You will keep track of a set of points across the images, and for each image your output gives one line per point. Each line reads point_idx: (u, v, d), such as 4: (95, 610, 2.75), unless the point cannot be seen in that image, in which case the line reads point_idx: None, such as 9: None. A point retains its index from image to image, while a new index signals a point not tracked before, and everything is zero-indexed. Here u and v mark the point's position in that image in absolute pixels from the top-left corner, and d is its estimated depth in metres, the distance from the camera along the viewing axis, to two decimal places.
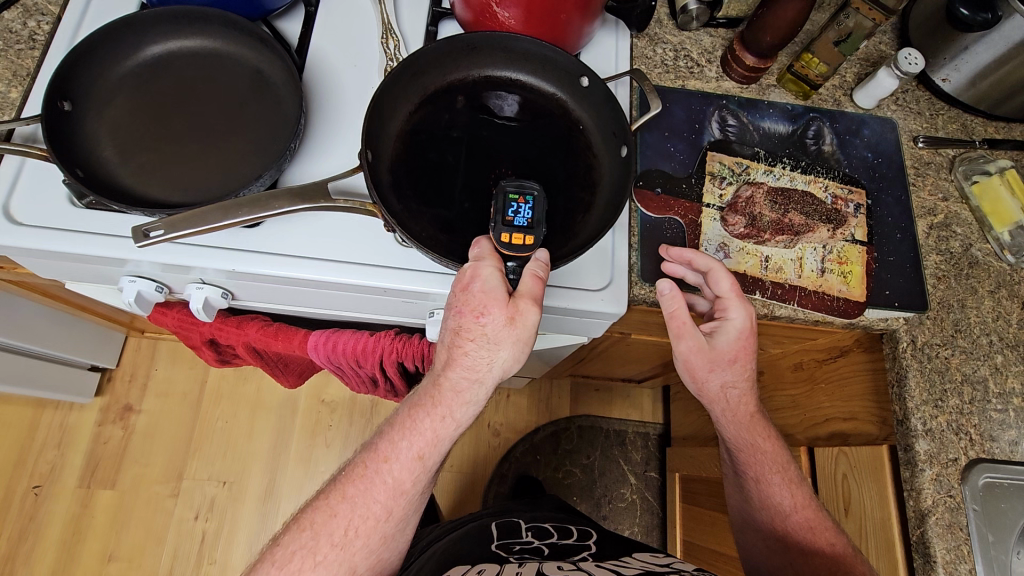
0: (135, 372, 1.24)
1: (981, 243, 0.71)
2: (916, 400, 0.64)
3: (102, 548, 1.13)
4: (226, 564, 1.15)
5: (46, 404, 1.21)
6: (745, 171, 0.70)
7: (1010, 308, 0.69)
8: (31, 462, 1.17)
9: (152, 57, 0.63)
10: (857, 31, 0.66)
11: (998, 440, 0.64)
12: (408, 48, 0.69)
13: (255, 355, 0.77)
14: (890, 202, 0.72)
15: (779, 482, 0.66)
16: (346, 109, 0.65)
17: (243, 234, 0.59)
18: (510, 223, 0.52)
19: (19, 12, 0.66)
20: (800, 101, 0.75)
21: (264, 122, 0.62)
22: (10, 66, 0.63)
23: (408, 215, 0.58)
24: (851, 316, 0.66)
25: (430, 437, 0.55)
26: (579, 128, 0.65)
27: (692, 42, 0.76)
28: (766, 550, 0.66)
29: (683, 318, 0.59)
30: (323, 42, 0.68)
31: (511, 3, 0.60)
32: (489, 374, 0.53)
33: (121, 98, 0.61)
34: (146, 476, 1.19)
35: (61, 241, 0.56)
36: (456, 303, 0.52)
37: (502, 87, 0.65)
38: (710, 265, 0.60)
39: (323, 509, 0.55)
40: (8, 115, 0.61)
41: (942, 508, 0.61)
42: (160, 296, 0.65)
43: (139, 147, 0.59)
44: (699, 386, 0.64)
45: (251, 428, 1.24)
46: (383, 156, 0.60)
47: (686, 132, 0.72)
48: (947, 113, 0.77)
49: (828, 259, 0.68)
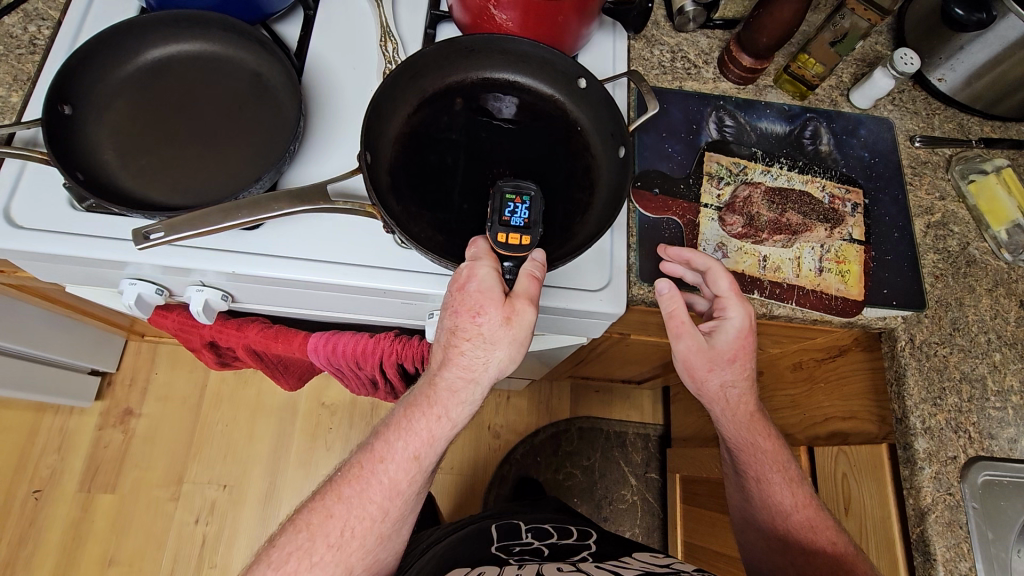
0: (135, 375, 1.24)
1: (978, 242, 0.71)
2: (914, 399, 0.64)
3: (102, 552, 1.13)
4: (226, 568, 1.15)
5: (46, 408, 1.21)
6: (742, 171, 0.71)
7: (1008, 307, 0.69)
8: (32, 466, 1.17)
9: (152, 60, 0.63)
10: (852, 32, 0.67)
11: (997, 438, 0.64)
12: (407, 51, 0.69)
13: (256, 357, 0.77)
14: (887, 201, 0.72)
15: (780, 481, 0.66)
16: (345, 112, 0.65)
17: (241, 236, 0.59)
18: (507, 224, 0.53)
19: (19, 17, 0.66)
20: (797, 101, 0.75)
21: (263, 125, 0.62)
22: (11, 71, 0.64)
23: (407, 217, 0.58)
24: (849, 315, 0.66)
25: (425, 437, 0.55)
26: (577, 129, 0.65)
27: (689, 44, 0.77)
28: (767, 549, 0.67)
29: (683, 318, 0.59)
30: (322, 45, 0.68)
31: (509, 6, 0.60)
32: (485, 374, 0.53)
33: (121, 101, 0.61)
34: (146, 479, 1.19)
35: (60, 245, 0.56)
36: (452, 302, 0.52)
37: (501, 89, 0.66)
38: (709, 264, 0.60)
39: (320, 510, 0.55)
40: (9, 118, 0.62)
41: (941, 506, 0.61)
42: (160, 299, 0.65)
43: (139, 151, 0.60)
44: (699, 387, 0.64)
45: (252, 431, 1.24)
46: (383, 158, 0.60)
47: (683, 132, 0.72)
48: (944, 112, 0.77)
49: (826, 258, 0.68)
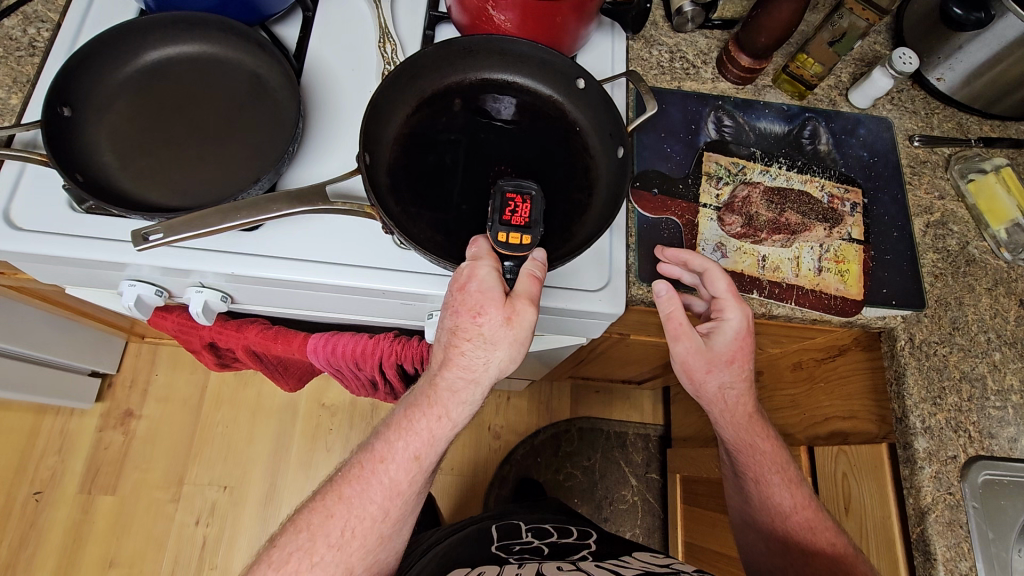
0: (136, 377, 1.24)
1: (978, 241, 0.71)
2: (915, 398, 0.64)
3: (103, 554, 1.13)
4: (227, 568, 1.15)
5: (46, 410, 1.21)
6: (741, 171, 0.71)
7: (1008, 306, 0.69)
8: (32, 468, 1.17)
9: (152, 62, 0.63)
10: (851, 32, 0.67)
11: (998, 437, 0.64)
12: (405, 52, 0.69)
13: (255, 359, 0.77)
14: (886, 201, 0.72)
15: (779, 483, 0.66)
16: (344, 113, 0.65)
17: (240, 238, 0.59)
18: (508, 223, 0.53)
19: (19, 19, 0.66)
20: (795, 101, 0.75)
21: (261, 126, 0.62)
22: (11, 73, 0.64)
23: (406, 217, 0.58)
24: (849, 315, 0.66)
25: (426, 438, 0.55)
26: (576, 130, 0.65)
27: (688, 44, 0.77)
28: (767, 550, 0.66)
29: (681, 319, 0.59)
30: (321, 47, 0.68)
31: (507, 7, 0.60)
32: (486, 374, 0.53)
33: (121, 103, 0.62)
34: (147, 480, 1.19)
35: (60, 246, 0.57)
36: (453, 302, 0.52)
37: (499, 90, 0.66)
38: (706, 266, 0.60)
39: (320, 509, 0.55)
40: (9, 121, 0.62)
41: (942, 506, 0.61)
42: (160, 300, 0.65)
43: (138, 152, 0.60)
44: (698, 387, 0.64)
45: (252, 431, 1.24)
46: (382, 160, 0.61)
47: (683, 133, 0.72)
48: (943, 112, 0.77)
49: (826, 258, 0.68)
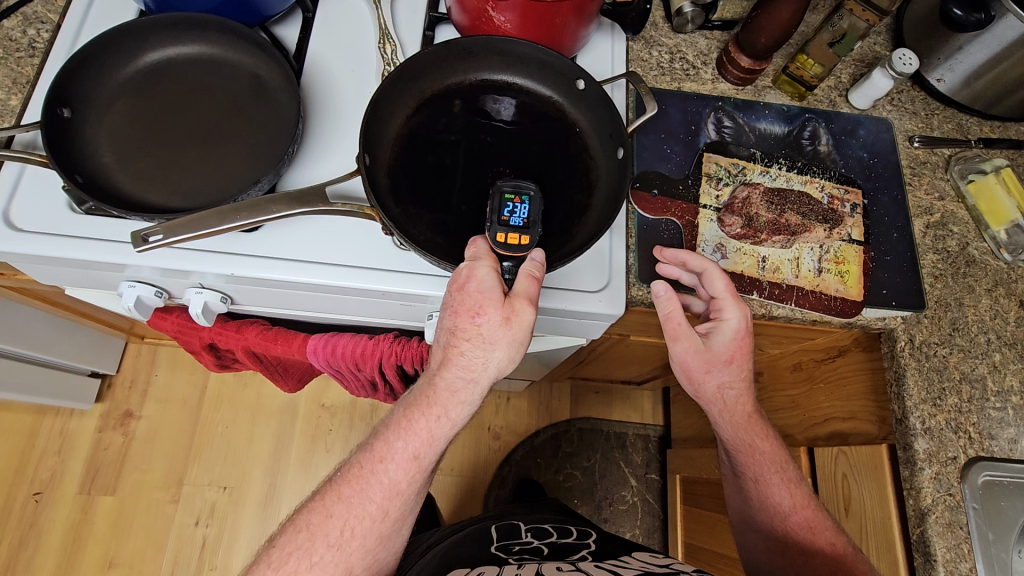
0: (135, 378, 1.24)
1: (978, 242, 0.71)
2: (915, 399, 0.64)
3: (102, 555, 1.13)
4: (227, 568, 1.15)
5: (46, 411, 1.20)
6: (741, 172, 0.71)
7: (1007, 307, 0.69)
8: (32, 469, 1.17)
9: (151, 63, 0.63)
10: (851, 32, 0.67)
11: (998, 438, 0.64)
12: (405, 53, 0.69)
13: (255, 360, 0.77)
14: (886, 202, 0.72)
15: (779, 483, 0.66)
16: (344, 114, 0.65)
17: (239, 238, 0.59)
18: (507, 224, 0.53)
19: (18, 20, 0.66)
20: (795, 102, 0.75)
21: (261, 127, 0.62)
22: (11, 74, 0.64)
23: (406, 218, 0.58)
24: (848, 316, 0.66)
25: (425, 438, 0.55)
26: (575, 131, 0.65)
27: (688, 45, 0.77)
28: (767, 550, 0.66)
29: (680, 320, 0.59)
30: (320, 48, 0.68)
31: (507, 8, 0.60)
32: (484, 374, 0.53)
33: (121, 104, 0.62)
34: (147, 480, 1.19)
35: (59, 247, 0.56)
36: (452, 303, 0.52)
37: (499, 91, 0.66)
38: (704, 266, 0.60)
39: (320, 509, 0.55)
40: (8, 122, 0.62)
41: (941, 506, 0.61)
42: (159, 301, 0.65)
43: (137, 153, 0.60)
44: (697, 388, 0.64)
45: (251, 432, 1.24)
46: (381, 161, 0.61)
47: (683, 134, 0.72)
48: (943, 113, 0.77)
49: (825, 259, 0.68)
